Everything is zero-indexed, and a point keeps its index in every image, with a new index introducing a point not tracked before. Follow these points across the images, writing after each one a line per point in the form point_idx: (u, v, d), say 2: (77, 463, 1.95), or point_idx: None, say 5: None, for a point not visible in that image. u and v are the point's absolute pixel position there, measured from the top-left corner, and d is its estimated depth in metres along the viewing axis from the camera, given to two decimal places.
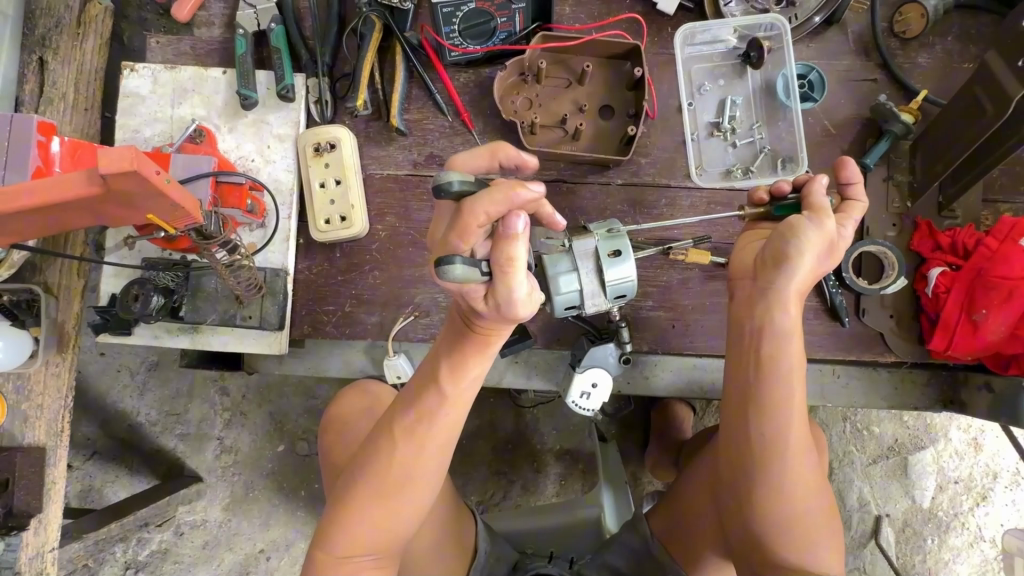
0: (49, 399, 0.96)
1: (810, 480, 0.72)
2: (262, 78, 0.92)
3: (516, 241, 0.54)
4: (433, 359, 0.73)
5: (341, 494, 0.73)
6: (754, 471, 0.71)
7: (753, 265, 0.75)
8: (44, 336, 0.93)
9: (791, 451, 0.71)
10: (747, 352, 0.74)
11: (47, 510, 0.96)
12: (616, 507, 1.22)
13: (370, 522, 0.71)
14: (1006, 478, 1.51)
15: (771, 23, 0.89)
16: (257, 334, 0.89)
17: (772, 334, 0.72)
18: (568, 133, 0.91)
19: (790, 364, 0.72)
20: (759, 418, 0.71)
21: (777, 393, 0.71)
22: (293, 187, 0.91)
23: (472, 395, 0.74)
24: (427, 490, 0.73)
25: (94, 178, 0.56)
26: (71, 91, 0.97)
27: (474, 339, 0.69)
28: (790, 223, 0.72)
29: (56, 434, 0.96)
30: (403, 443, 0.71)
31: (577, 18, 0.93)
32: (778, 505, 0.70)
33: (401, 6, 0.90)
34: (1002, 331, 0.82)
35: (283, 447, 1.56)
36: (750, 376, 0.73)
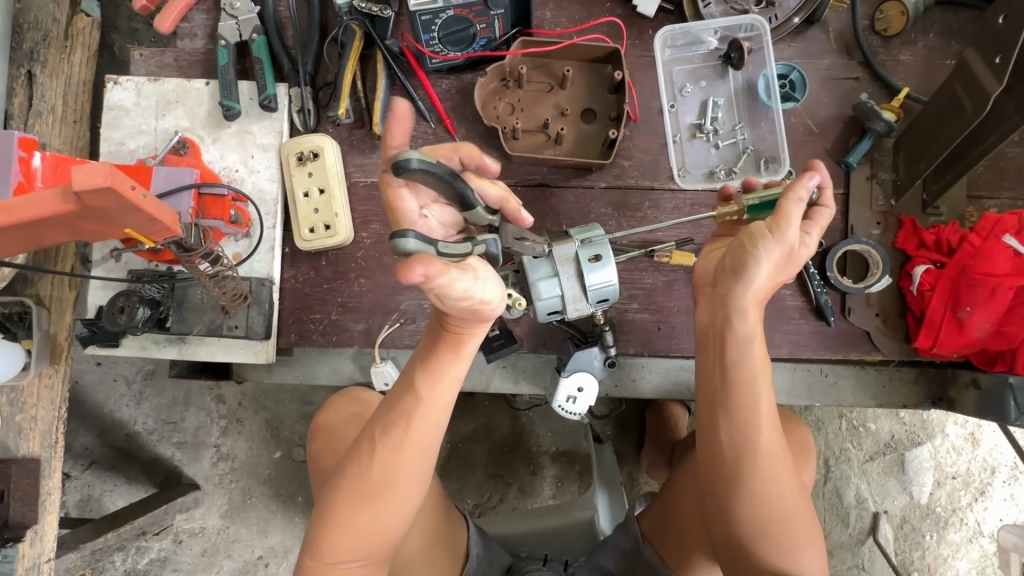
0: (43, 410, 0.96)
1: (789, 482, 0.71)
2: (245, 89, 0.92)
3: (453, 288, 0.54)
4: (410, 367, 0.75)
5: (324, 502, 0.73)
6: (731, 477, 0.71)
7: (714, 274, 0.77)
8: (36, 348, 0.94)
9: (766, 452, 0.71)
10: (713, 358, 0.75)
11: (43, 522, 0.97)
12: (610, 510, 1.22)
13: (355, 528, 0.71)
14: (1005, 473, 1.51)
15: (750, 24, 0.89)
16: (244, 343, 0.90)
17: (735, 338, 0.72)
18: (550, 137, 0.91)
19: (757, 365, 0.72)
20: (731, 422, 0.72)
21: (748, 394, 0.71)
22: (277, 196, 0.91)
23: (450, 401, 0.75)
24: (411, 495, 0.74)
25: (70, 196, 0.57)
26: (60, 104, 0.98)
27: (448, 343, 0.71)
28: (748, 232, 0.72)
29: (50, 445, 0.97)
30: (383, 450, 0.72)
31: (558, 23, 0.93)
32: (758, 507, 0.70)
33: (381, 14, 0.89)
34: (986, 328, 0.82)
35: (279, 454, 1.56)
36: (718, 381, 0.74)
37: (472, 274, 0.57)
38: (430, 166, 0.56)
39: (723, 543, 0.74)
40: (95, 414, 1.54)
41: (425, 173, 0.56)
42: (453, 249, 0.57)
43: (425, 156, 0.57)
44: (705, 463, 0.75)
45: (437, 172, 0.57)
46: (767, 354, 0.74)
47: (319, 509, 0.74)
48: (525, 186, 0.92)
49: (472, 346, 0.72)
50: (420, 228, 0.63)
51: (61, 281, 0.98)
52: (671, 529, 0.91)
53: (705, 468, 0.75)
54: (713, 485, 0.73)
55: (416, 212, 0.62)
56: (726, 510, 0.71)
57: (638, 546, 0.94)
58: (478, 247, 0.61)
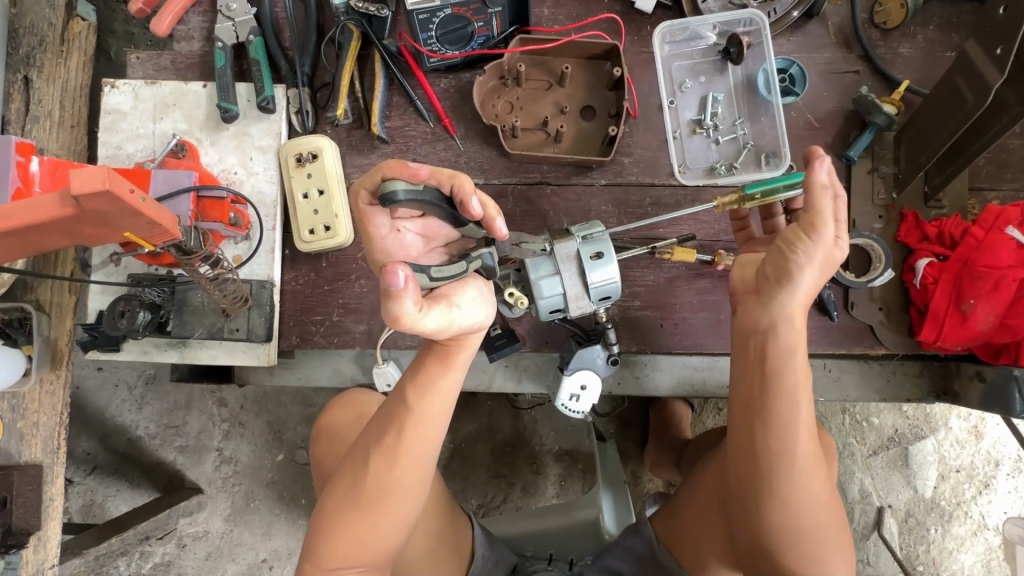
0: (44, 416, 0.96)
1: (818, 491, 0.72)
2: (242, 91, 0.92)
3: (404, 319, 0.54)
4: (410, 380, 0.73)
5: (323, 509, 0.75)
6: (765, 487, 0.71)
7: (755, 281, 0.73)
8: (37, 354, 0.94)
9: (804, 462, 0.71)
10: (752, 367, 0.73)
11: (47, 528, 0.97)
12: (616, 509, 1.21)
13: (359, 535, 0.72)
14: (1008, 466, 1.51)
15: (749, 19, 0.89)
16: (246, 347, 0.90)
17: (776, 348, 0.71)
18: (549, 135, 0.91)
19: (800, 377, 0.71)
20: (768, 434, 0.71)
21: (784, 405, 0.71)
22: (276, 198, 0.91)
23: (446, 412, 0.75)
24: (414, 500, 0.75)
25: (67, 200, 0.56)
26: (58, 109, 0.98)
27: (435, 357, 0.72)
28: (785, 236, 0.69)
29: (52, 451, 0.97)
30: (378, 460, 0.73)
31: (556, 20, 0.92)
32: (787, 516, 0.71)
33: (379, 14, 0.89)
34: (991, 321, 0.81)
35: (282, 456, 1.56)
36: (756, 390, 0.73)
37: (445, 307, 0.60)
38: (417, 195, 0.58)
39: (746, 544, 0.75)
40: (97, 419, 1.54)
41: (413, 202, 0.59)
42: (447, 274, 0.60)
43: (413, 183, 0.59)
44: (735, 470, 0.75)
45: (425, 199, 0.60)
46: (807, 363, 0.73)
47: (321, 515, 0.74)
48: (524, 185, 0.92)
49: (462, 358, 0.71)
50: (394, 243, 0.65)
51: (61, 286, 0.98)
52: (684, 527, 0.92)
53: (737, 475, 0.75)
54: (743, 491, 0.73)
55: (391, 227, 0.64)
56: (757, 518, 0.72)
57: (653, 550, 0.93)
58: (474, 264, 0.63)
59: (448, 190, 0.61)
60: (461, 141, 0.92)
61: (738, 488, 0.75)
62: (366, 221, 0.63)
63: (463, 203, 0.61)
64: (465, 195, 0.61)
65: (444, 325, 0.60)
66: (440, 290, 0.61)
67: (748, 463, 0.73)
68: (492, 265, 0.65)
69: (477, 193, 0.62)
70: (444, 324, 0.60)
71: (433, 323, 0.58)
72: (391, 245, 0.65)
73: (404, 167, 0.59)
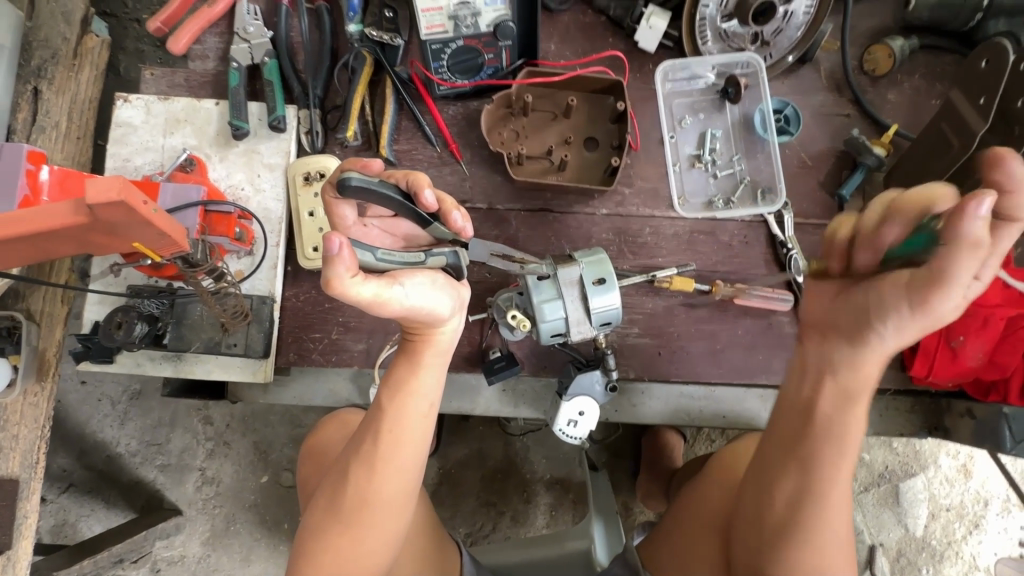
0: (25, 429, 0.98)
1: (839, 530, 0.71)
2: (254, 110, 0.94)
3: (334, 283, 0.54)
4: (389, 389, 0.75)
5: (309, 523, 0.77)
6: (787, 520, 0.70)
7: (827, 327, 0.65)
8: (23, 364, 0.96)
9: (835, 500, 0.70)
10: (801, 404, 0.70)
11: (17, 547, 1.00)
12: (606, 539, 1.18)
13: (341, 550, 0.74)
14: (997, 505, 1.51)
15: (747, 62, 0.93)
16: (242, 363, 0.89)
17: (835, 392, 0.67)
18: (553, 164, 0.93)
19: (850, 424, 0.68)
20: (807, 473, 0.69)
21: (823, 448, 0.68)
22: (282, 215, 0.91)
23: (424, 419, 0.77)
24: (396, 511, 0.76)
25: (81, 207, 0.55)
26: (63, 120, 1.02)
27: (405, 356, 0.75)
28: (892, 297, 0.57)
29: (30, 465, 0.98)
30: (359, 473, 0.75)
31: (561, 55, 0.96)
32: (808, 552, 0.70)
33: (392, 42, 0.92)
34: (979, 357, 0.84)
35: (266, 478, 1.53)
36: (799, 426, 0.70)
37: (385, 282, 0.59)
38: (369, 186, 0.62)
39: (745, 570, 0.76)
40: (76, 434, 1.50)
41: (364, 191, 0.62)
42: (394, 258, 0.62)
43: (368, 176, 0.62)
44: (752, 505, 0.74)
45: (380, 190, 0.63)
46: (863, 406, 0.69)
47: (307, 530, 0.77)
48: (528, 211, 0.94)
49: (429, 358, 0.74)
50: (360, 234, 0.69)
51: (53, 296, 1.01)
52: (669, 550, 0.91)
53: (754, 509, 0.73)
54: (758, 525, 0.73)
55: (357, 220, 0.69)
56: (770, 550, 0.71)
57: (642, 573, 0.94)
58: (434, 260, 0.66)
59: (405, 187, 0.65)
60: (467, 166, 0.94)
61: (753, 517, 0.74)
62: (332, 212, 0.68)
63: (418, 195, 0.65)
64: (420, 188, 0.65)
65: (382, 298, 0.59)
66: (389, 271, 0.62)
67: (772, 501, 0.71)
68: (457, 262, 0.67)
69: (431, 186, 0.65)
70: (383, 299, 0.59)
71: (371, 293, 0.57)
72: (356, 236, 0.69)
73: (363, 163, 0.65)
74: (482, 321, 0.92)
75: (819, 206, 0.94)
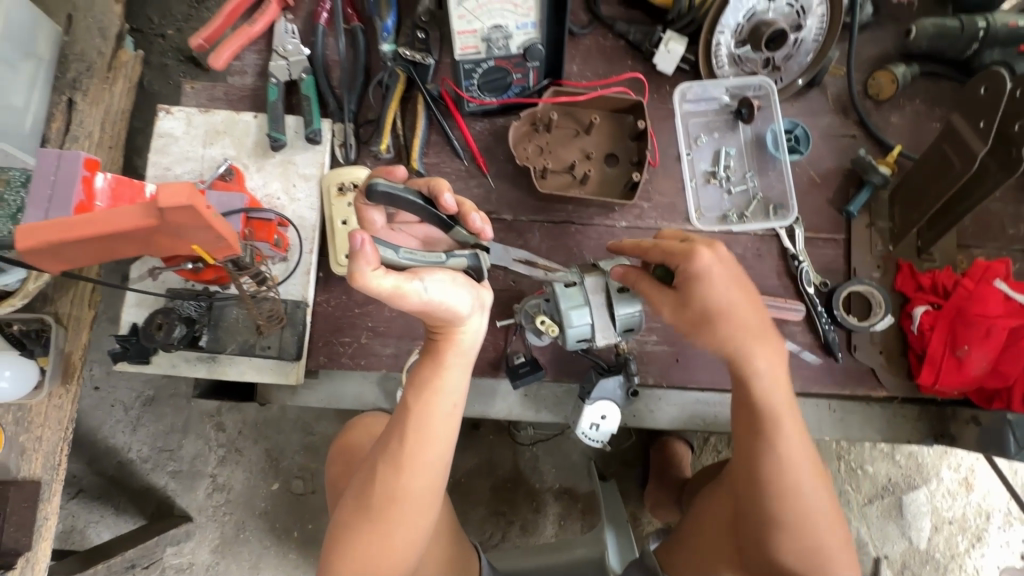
0: (48, 431, 1.01)
1: (818, 510, 0.78)
2: (291, 123, 0.98)
3: (360, 279, 0.55)
4: (416, 389, 0.76)
5: (338, 522, 0.78)
6: (774, 512, 0.78)
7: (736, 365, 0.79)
8: (50, 367, 0.98)
9: (802, 485, 0.78)
10: (745, 409, 0.80)
11: (36, 549, 1.01)
12: (618, 547, 1.21)
13: (373, 545, 0.76)
14: (999, 519, 1.54)
15: (759, 85, 0.98)
16: (275, 365, 0.92)
17: (762, 392, 0.78)
18: (576, 178, 0.98)
19: (783, 408, 0.78)
20: (768, 469, 0.78)
21: (775, 440, 0.78)
22: (316, 223, 0.96)
23: (450, 417, 0.78)
24: (424, 506, 0.78)
25: (151, 211, 0.59)
26: (97, 131, 1.06)
27: (429, 356, 0.77)
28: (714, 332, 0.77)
29: (52, 467, 1.01)
30: (387, 470, 0.76)
31: (583, 76, 1.01)
32: (794, 533, 0.78)
33: (424, 61, 0.97)
34: (985, 366, 0.87)
35: (277, 486, 1.54)
36: (751, 432, 0.79)
37: (406, 276, 0.60)
38: (395, 191, 0.65)
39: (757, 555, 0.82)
40: (88, 439, 1.51)
41: (389, 196, 0.65)
42: (417, 256, 0.63)
43: (392, 182, 0.65)
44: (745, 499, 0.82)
45: (403, 194, 0.65)
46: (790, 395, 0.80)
47: (337, 528, 0.78)
48: (551, 223, 0.98)
49: (452, 357, 0.75)
50: (388, 237, 0.73)
51: (80, 300, 1.04)
52: (686, 548, 0.95)
53: (747, 505, 0.81)
54: (754, 516, 0.80)
55: (385, 224, 0.73)
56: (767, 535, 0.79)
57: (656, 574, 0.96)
58: (455, 261, 0.67)
59: (426, 192, 0.68)
60: (493, 179, 0.99)
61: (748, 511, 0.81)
62: (364, 218, 0.72)
63: (438, 198, 0.67)
64: (440, 192, 0.68)
65: (403, 293, 0.60)
66: (411, 267, 0.63)
67: (751, 494, 0.80)
68: (477, 263, 0.69)
69: (451, 191, 0.68)
70: (404, 293, 0.60)
71: (393, 287, 0.59)
72: (384, 239, 0.73)
73: (391, 172, 0.70)
74: (507, 327, 0.95)
75: (828, 221, 0.99)
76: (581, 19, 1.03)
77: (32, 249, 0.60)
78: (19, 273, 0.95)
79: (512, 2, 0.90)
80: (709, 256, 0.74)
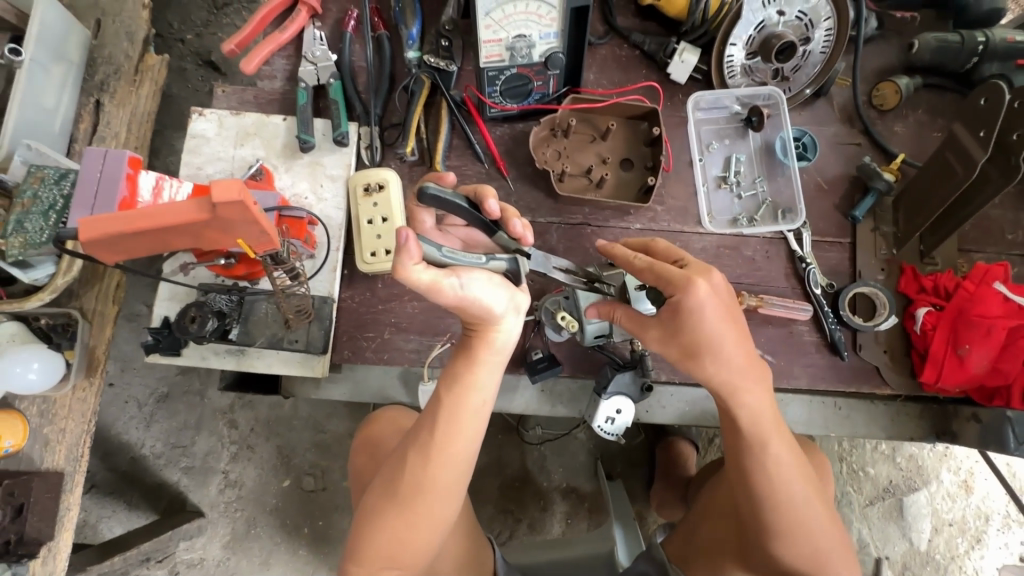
0: (72, 423, 1.03)
1: (812, 516, 0.81)
2: (319, 126, 1.02)
3: (403, 272, 0.58)
4: (448, 383, 0.78)
5: (365, 511, 0.80)
6: (768, 519, 0.82)
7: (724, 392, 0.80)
8: (76, 360, 1.01)
9: (794, 494, 0.81)
10: (733, 426, 0.83)
11: (57, 540, 1.04)
12: (626, 540, 1.23)
13: (400, 532, 0.77)
14: (998, 521, 1.57)
15: (769, 95, 1.03)
16: (301, 358, 0.95)
17: (747, 414, 0.80)
18: (592, 182, 1.02)
19: (769, 428, 0.81)
20: (759, 481, 0.81)
21: (762, 456, 0.81)
22: (342, 223, 0.99)
23: (478, 412, 0.79)
24: (449, 496, 0.79)
25: (205, 206, 0.64)
26: (124, 131, 1.10)
27: (462, 355, 0.77)
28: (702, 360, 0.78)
29: (74, 459, 1.03)
30: (415, 459, 0.78)
31: (600, 84, 1.06)
32: (787, 538, 0.81)
33: (448, 68, 1.01)
34: (985, 365, 0.91)
35: (288, 482, 1.56)
36: (741, 446, 0.83)
37: (446, 271, 0.61)
38: (444, 195, 0.68)
39: (759, 552, 0.85)
40: (102, 435, 1.54)
41: (439, 200, 0.68)
42: (458, 255, 0.64)
43: (443, 188, 0.69)
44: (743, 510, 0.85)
45: (451, 199, 0.68)
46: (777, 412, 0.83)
47: (364, 515, 0.80)
48: (568, 224, 1.02)
49: (486, 354, 0.76)
50: (436, 237, 0.79)
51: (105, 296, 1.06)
52: (696, 544, 0.98)
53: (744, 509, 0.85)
54: (754, 525, 0.84)
55: (434, 226, 0.80)
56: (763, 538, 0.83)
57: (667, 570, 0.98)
58: (494, 264, 0.68)
59: (473, 197, 0.72)
60: (513, 182, 1.03)
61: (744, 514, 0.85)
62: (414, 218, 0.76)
63: (483, 204, 0.71)
64: (484, 198, 0.72)
65: (442, 289, 0.62)
66: (453, 265, 0.64)
67: (746, 500, 0.84)
68: (516, 268, 0.69)
69: (496, 198, 0.72)
70: (443, 289, 0.62)
71: (434, 281, 0.60)
72: (432, 238, 0.79)
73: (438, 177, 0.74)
74: (525, 324, 0.98)
75: (834, 225, 1.03)
76: (598, 30, 1.07)
77: (95, 240, 0.65)
78: (49, 267, 0.96)
79: (537, 12, 0.90)
80: (705, 288, 0.74)
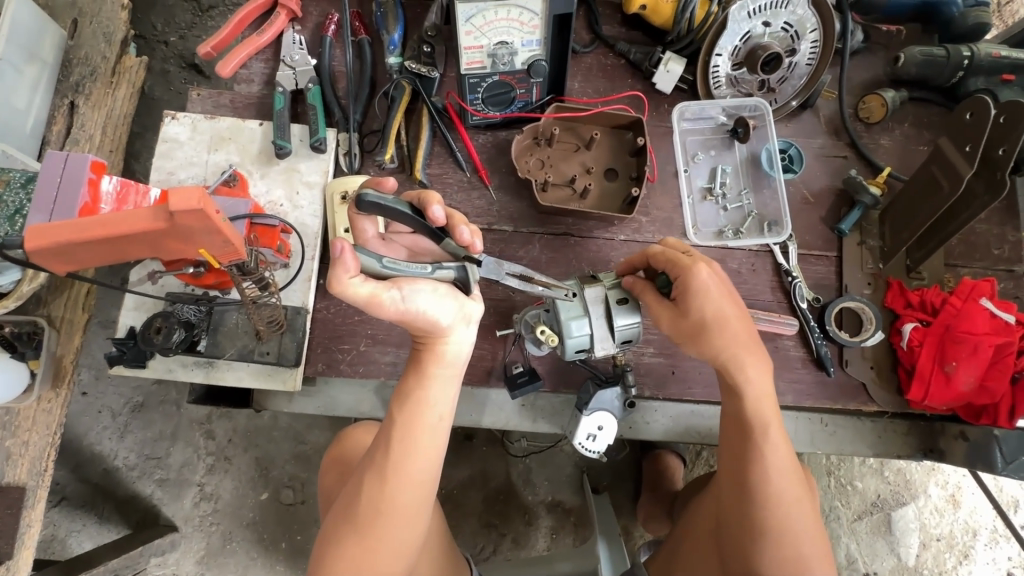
0: (36, 435, 0.98)
1: (800, 529, 0.78)
2: (296, 131, 0.99)
3: (337, 283, 0.57)
4: (401, 400, 0.76)
5: (326, 534, 0.76)
6: (762, 529, 0.78)
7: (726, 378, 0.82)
8: (41, 370, 0.97)
9: (787, 500, 0.78)
10: (733, 420, 0.82)
11: (17, 558, 0.99)
12: (610, 556, 1.18)
13: (361, 556, 0.73)
14: (985, 536, 1.56)
15: (755, 106, 1.01)
16: (273, 370, 0.92)
17: (748, 404, 0.80)
18: (576, 192, 0.99)
19: (769, 413, 0.81)
20: (755, 483, 0.78)
21: (763, 454, 0.79)
22: (319, 230, 0.97)
23: (439, 424, 0.77)
24: (415, 512, 0.76)
25: (161, 214, 0.61)
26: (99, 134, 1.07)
27: (415, 366, 0.76)
28: (709, 342, 0.80)
29: (37, 472, 0.99)
30: (375, 477, 0.75)
31: (585, 93, 1.04)
32: (778, 553, 0.77)
33: (429, 74, 0.98)
34: (972, 382, 0.90)
35: (266, 495, 1.51)
36: (741, 443, 0.81)
37: (385, 284, 0.61)
38: (384, 203, 0.64)
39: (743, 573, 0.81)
40: (73, 446, 1.48)
41: (379, 207, 0.65)
42: (399, 266, 0.63)
43: (383, 194, 0.65)
44: (730, 512, 0.82)
45: (391, 205, 0.65)
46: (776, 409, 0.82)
47: (326, 539, 0.76)
48: (551, 234, 1.00)
49: (436, 368, 0.75)
50: (379, 248, 0.72)
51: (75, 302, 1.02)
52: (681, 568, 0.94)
53: (735, 523, 0.81)
54: (741, 530, 0.80)
55: (378, 234, 0.72)
56: (752, 554, 0.78)
57: None
58: (441, 273, 0.67)
59: (417, 203, 0.68)
60: (495, 191, 1.00)
61: (734, 529, 0.81)
62: (356, 227, 0.71)
63: (427, 211, 0.67)
64: (429, 204, 0.67)
65: (378, 301, 0.61)
66: (393, 277, 0.63)
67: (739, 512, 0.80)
68: (464, 275, 0.68)
69: (441, 203, 0.68)
70: (383, 300, 0.61)
71: (366, 294, 0.59)
72: (375, 249, 0.72)
73: (381, 181, 0.69)
74: (505, 337, 0.96)
75: (820, 238, 1.01)
76: (584, 38, 1.06)
77: (44, 248, 0.62)
78: (15, 274, 0.90)
79: (519, 19, 0.86)
80: (707, 270, 0.80)
